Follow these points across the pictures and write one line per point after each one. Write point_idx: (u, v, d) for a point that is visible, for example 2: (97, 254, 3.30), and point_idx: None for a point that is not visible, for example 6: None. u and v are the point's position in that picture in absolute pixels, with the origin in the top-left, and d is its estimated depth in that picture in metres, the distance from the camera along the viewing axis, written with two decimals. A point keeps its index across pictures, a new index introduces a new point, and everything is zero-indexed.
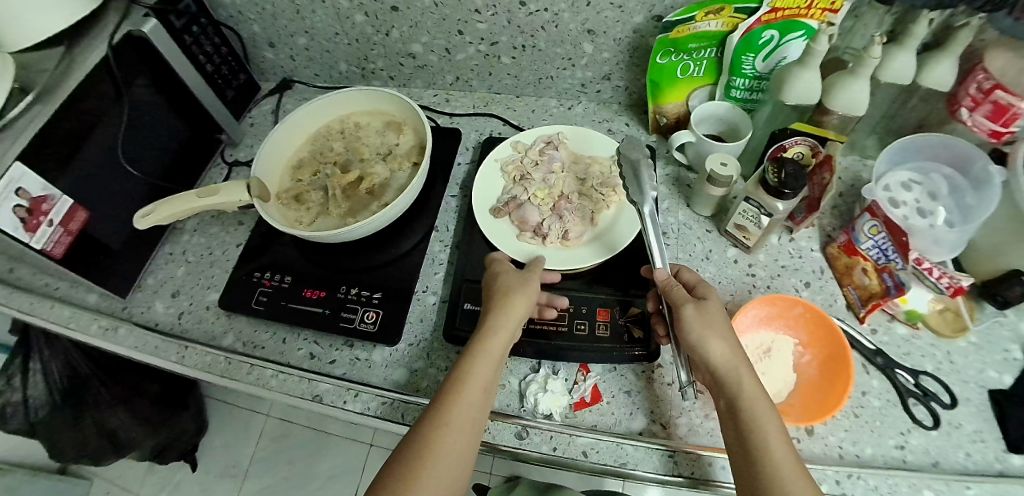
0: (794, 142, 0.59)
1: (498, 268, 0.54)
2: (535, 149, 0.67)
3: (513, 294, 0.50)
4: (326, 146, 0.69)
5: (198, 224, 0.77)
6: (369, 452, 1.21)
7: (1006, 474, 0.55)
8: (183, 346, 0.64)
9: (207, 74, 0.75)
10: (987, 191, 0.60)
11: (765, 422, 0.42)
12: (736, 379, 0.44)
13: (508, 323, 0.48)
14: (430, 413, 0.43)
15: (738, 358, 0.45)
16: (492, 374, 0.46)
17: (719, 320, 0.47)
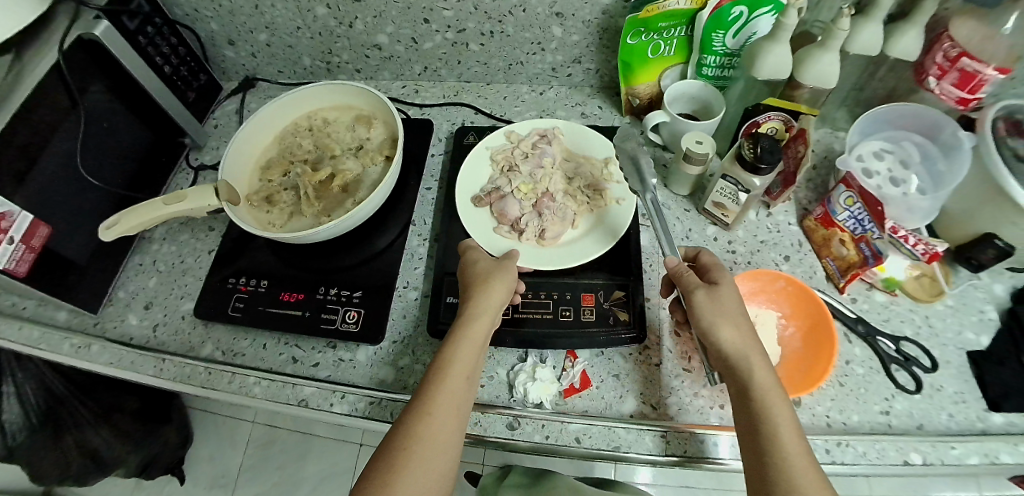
0: (767, 118, 0.59)
1: (473, 257, 0.54)
2: (527, 141, 0.66)
3: (491, 282, 0.50)
4: (294, 144, 0.67)
5: (167, 232, 0.75)
6: (359, 451, 1.20)
7: (988, 432, 0.56)
8: (160, 359, 0.62)
9: (166, 76, 0.72)
10: (956, 157, 0.61)
11: (774, 410, 0.42)
12: (747, 365, 0.44)
13: (486, 308, 0.49)
14: (417, 404, 0.43)
15: (752, 346, 0.45)
16: (475, 355, 0.47)
17: (732, 307, 0.47)
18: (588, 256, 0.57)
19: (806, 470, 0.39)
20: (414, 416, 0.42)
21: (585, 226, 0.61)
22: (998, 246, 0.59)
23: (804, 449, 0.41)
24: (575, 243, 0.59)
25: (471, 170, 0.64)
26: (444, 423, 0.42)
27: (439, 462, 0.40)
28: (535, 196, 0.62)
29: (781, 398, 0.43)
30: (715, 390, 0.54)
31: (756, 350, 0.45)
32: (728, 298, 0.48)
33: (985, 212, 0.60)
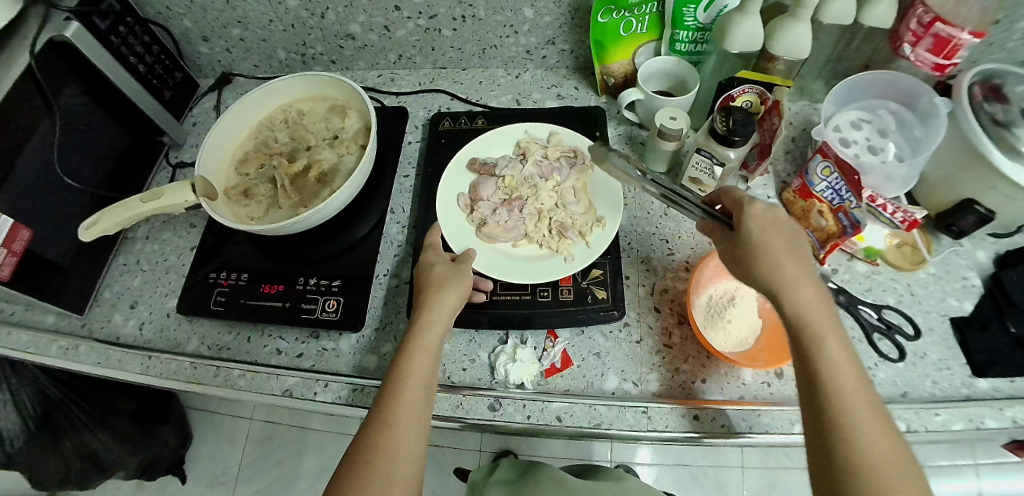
0: (742, 90, 0.58)
1: (431, 258, 0.53)
2: (561, 150, 0.62)
3: (446, 287, 0.49)
4: (270, 137, 0.67)
5: (150, 230, 0.75)
6: None
7: (973, 398, 0.57)
8: (147, 356, 0.62)
9: (141, 75, 0.72)
10: (933, 123, 0.61)
11: (830, 348, 0.40)
12: (799, 302, 0.42)
13: (438, 317, 0.48)
14: (372, 418, 0.43)
15: (802, 281, 0.43)
16: (431, 364, 0.46)
17: (777, 241, 0.44)
18: (523, 279, 0.54)
19: (865, 404, 0.38)
20: (371, 432, 0.42)
21: (533, 251, 0.58)
22: (979, 212, 0.59)
23: (861, 383, 0.40)
24: (525, 265, 0.56)
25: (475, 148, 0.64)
26: (400, 439, 0.42)
27: (404, 474, 0.41)
28: (511, 194, 0.61)
29: (836, 332, 0.41)
30: (695, 364, 0.54)
31: (807, 284, 0.43)
32: (772, 234, 0.44)
33: (965, 178, 0.59)
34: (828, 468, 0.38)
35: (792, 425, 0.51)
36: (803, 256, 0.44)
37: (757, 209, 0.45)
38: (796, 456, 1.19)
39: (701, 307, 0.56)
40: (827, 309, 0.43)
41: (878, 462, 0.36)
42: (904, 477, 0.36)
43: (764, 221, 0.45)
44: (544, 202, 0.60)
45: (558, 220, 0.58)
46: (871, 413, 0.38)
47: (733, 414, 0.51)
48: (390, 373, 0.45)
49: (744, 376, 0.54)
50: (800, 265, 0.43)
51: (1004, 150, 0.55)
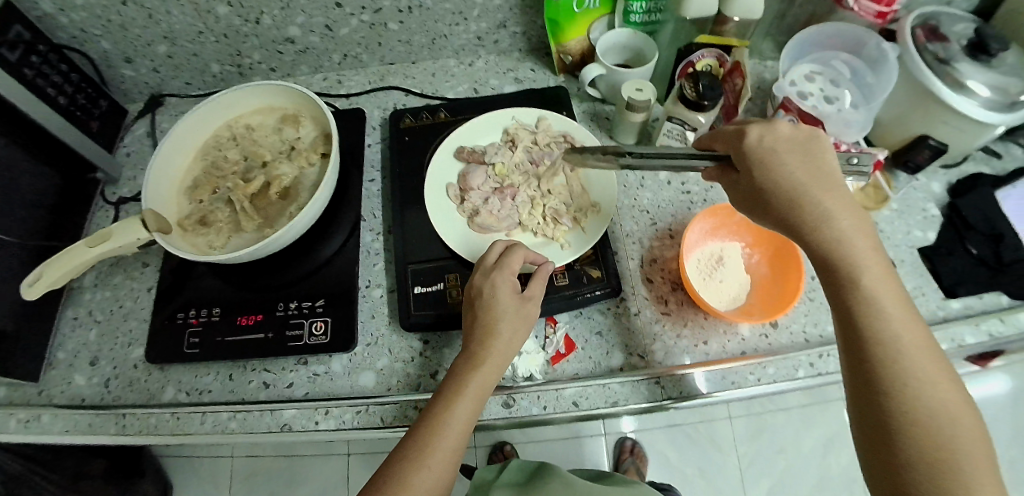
0: (702, 56, 0.58)
1: (494, 282, 0.47)
2: (551, 135, 0.58)
3: (495, 336, 0.45)
4: (219, 157, 0.62)
5: (97, 277, 0.68)
6: (347, 462, 1.23)
7: (948, 319, 0.61)
8: (120, 415, 0.57)
9: (63, 108, 0.64)
10: (883, 67, 0.63)
11: (872, 286, 0.38)
12: (832, 237, 0.39)
13: (489, 371, 0.44)
14: (399, 467, 0.41)
15: (838, 211, 0.39)
16: (475, 410, 0.43)
17: (800, 171, 0.40)
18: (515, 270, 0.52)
19: (909, 336, 0.37)
20: (395, 491, 0.40)
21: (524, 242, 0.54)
22: (932, 146, 0.62)
23: (911, 319, 0.37)
24: None
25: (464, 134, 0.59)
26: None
27: None
28: (504, 182, 0.56)
29: (880, 265, 0.38)
30: (695, 329, 0.55)
31: (844, 215, 0.39)
32: (793, 163, 0.40)
33: (918, 114, 0.62)
34: (869, 408, 0.37)
35: (797, 370, 0.54)
36: (834, 184, 0.40)
37: (762, 136, 0.41)
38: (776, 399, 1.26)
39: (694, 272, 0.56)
40: (869, 238, 0.39)
41: (927, 401, 0.35)
42: (956, 412, 0.35)
43: (780, 147, 0.41)
44: (537, 189, 0.56)
45: (552, 207, 0.54)
46: (920, 351, 0.37)
47: (740, 371, 0.53)
48: (425, 417, 0.43)
49: (743, 332, 0.56)
50: (832, 194, 0.40)
51: (951, 84, 0.57)
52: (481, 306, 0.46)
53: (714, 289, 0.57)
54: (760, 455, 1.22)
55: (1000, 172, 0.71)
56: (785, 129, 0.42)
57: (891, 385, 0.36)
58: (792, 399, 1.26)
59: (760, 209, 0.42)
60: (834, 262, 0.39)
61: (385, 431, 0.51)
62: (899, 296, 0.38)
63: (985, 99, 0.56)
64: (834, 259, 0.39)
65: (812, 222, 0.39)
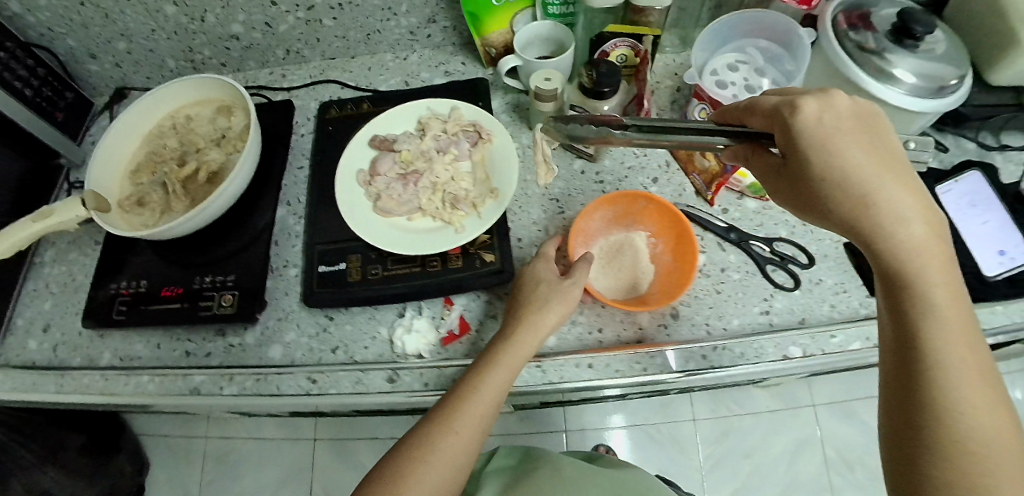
0: (614, 45, 0.60)
1: (539, 272, 0.53)
2: (457, 123, 0.60)
3: (534, 314, 0.49)
4: (159, 144, 0.66)
5: (57, 253, 0.73)
6: (314, 446, 1.28)
7: (871, 317, 0.59)
8: (59, 375, 0.62)
9: (30, 99, 0.68)
10: (801, 54, 0.63)
11: (932, 295, 0.36)
12: (902, 240, 0.36)
13: (525, 340, 0.48)
14: (424, 431, 0.45)
15: (911, 211, 0.36)
16: (501, 389, 0.47)
17: (872, 161, 0.37)
18: (410, 252, 0.54)
19: (956, 346, 0.35)
20: (415, 450, 0.45)
21: (424, 223, 0.57)
22: None
23: (968, 333, 0.35)
24: (418, 238, 0.56)
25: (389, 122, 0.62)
26: (439, 463, 0.44)
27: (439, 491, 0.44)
28: (409, 168, 0.59)
29: (947, 276, 0.36)
30: (591, 315, 0.57)
31: (917, 215, 0.36)
32: (862, 152, 0.37)
33: None
34: (905, 418, 0.36)
35: (687, 362, 0.54)
36: (910, 180, 0.37)
37: (822, 113, 0.37)
38: (744, 402, 1.25)
39: (590, 262, 0.59)
40: (940, 244, 0.36)
41: (972, 421, 0.33)
42: (1003, 436, 0.34)
43: (846, 131, 0.37)
44: (440, 175, 0.58)
45: (451, 193, 0.57)
46: (970, 367, 0.35)
47: (627, 359, 0.53)
48: (456, 389, 0.47)
49: (640, 321, 0.57)
50: (909, 190, 0.36)
51: (873, 75, 0.57)
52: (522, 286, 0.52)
53: (613, 277, 0.59)
54: (724, 457, 1.21)
55: (945, 165, 0.70)
56: (848, 106, 0.38)
57: (937, 401, 0.34)
58: (760, 402, 1.24)
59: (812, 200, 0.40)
60: (896, 268, 0.36)
61: (280, 399, 0.53)
62: (960, 306, 0.36)
63: (911, 85, 0.56)
64: (895, 265, 0.36)
65: (882, 218, 0.36)
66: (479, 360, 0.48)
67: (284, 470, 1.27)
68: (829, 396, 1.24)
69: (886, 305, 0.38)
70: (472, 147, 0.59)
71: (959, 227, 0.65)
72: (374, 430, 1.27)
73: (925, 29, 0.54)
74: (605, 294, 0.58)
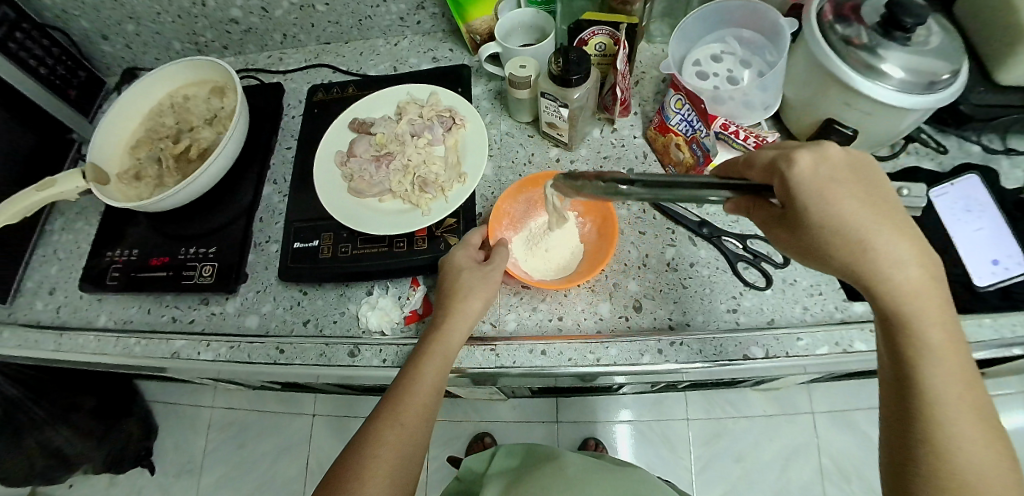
0: (591, 33, 0.61)
1: (457, 262, 0.53)
2: (434, 108, 0.61)
3: (460, 299, 0.51)
4: (157, 122, 0.70)
5: (65, 222, 0.76)
6: (313, 422, 1.32)
7: (848, 322, 0.58)
8: (59, 333, 0.66)
9: (44, 77, 0.72)
10: (782, 43, 0.63)
11: (928, 339, 0.35)
12: (901, 287, 0.35)
13: (456, 327, 0.50)
14: (373, 425, 0.48)
15: (909, 255, 0.35)
16: (440, 376, 0.49)
17: (866, 209, 0.36)
18: (377, 231, 0.55)
19: (952, 391, 0.35)
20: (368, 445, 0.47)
21: (395, 203, 0.59)
22: (840, 132, 0.61)
23: (964, 372, 0.35)
24: (388, 218, 0.57)
25: (371, 104, 0.64)
26: (389, 457, 0.46)
27: (401, 481, 0.46)
28: (383, 151, 0.61)
29: (944, 317, 0.36)
30: (552, 303, 0.58)
31: (914, 259, 0.35)
32: (855, 199, 0.36)
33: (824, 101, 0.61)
34: (902, 458, 0.36)
35: (642, 355, 0.54)
36: (905, 223, 0.36)
37: (816, 163, 0.37)
38: (739, 404, 1.24)
39: (518, 245, 0.59)
40: (937, 285, 0.36)
41: (967, 459, 0.34)
42: (998, 471, 0.34)
43: (838, 178, 0.37)
44: (413, 157, 0.60)
45: (421, 175, 0.58)
46: (967, 406, 0.35)
47: (580, 348, 0.54)
48: (397, 384, 0.49)
49: (601, 311, 0.58)
50: (905, 235, 0.35)
51: (859, 69, 0.55)
52: (445, 278, 0.53)
53: (541, 259, 0.59)
54: (714, 458, 1.20)
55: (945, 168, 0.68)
56: (839, 155, 0.37)
57: (931, 442, 0.35)
58: (756, 406, 1.23)
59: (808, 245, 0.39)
60: (892, 315, 0.36)
61: (251, 367, 0.56)
62: (955, 344, 0.36)
63: (899, 81, 0.54)
64: (892, 311, 0.36)
65: (880, 268, 0.35)
66: (416, 351, 0.50)
67: (282, 442, 1.32)
68: (828, 403, 1.22)
69: (886, 350, 0.38)
70: (446, 132, 0.61)
71: (953, 234, 0.63)
72: (369, 410, 1.31)
73: (915, 21, 0.51)
74: (533, 274, 0.57)
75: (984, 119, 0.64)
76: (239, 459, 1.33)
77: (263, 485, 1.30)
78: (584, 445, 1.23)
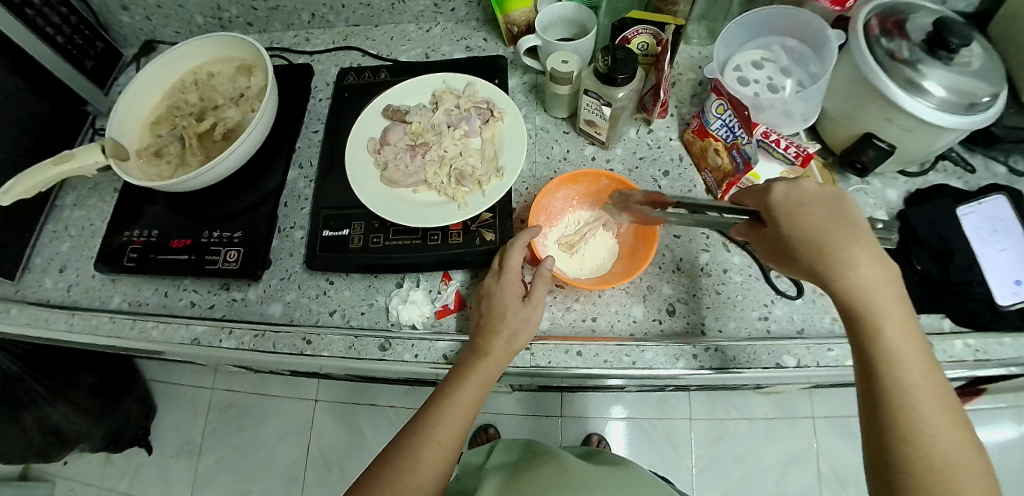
0: (635, 31, 0.59)
1: (495, 285, 0.52)
2: (471, 100, 0.60)
3: (499, 334, 0.49)
4: (180, 99, 0.67)
5: (77, 198, 0.72)
6: (314, 408, 1.31)
7: None
8: (69, 314, 0.63)
9: (61, 46, 0.68)
10: (827, 54, 0.61)
11: (889, 335, 0.38)
12: (855, 284, 0.39)
13: (494, 360, 0.49)
14: (407, 437, 0.48)
15: (861, 256, 0.39)
16: (476, 400, 0.49)
17: (824, 220, 0.41)
18: (412, 223, 0.54)
19: (927, 403, 0.36)
20: (400, 450, 0.48)
21: (427, 196, 0.57)
22: (879, 146, 0.60)
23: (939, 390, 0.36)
24: (421, 209, 0.56)
25: (406, 91, 0.63)
26: (423, 468, 0.46)
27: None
28: (418, 140, 0.59)
29: (901, 313, 0.38)
30: (586, 304, 0.57)
31: (867, 260, 0.39)
32: (815, 214, 0.41)
33: (864, 113, 0.60)
34: (879, 454, 0.36)
35: (677, 360, 0.54)
36: (859, 231, 0.40)
37: (789, 192, 0.43)
38: (742, 406, 1.24)
39: (553, 246, 0.59)
40: (893, 286, 0.39)
41: (936, 451, 0.34)
42: (972, 469, 0.34)
43: (807, 203, 0.42)
44: (448, 149, 0.58)
45: (457, 169, 0.57)
46: (935, 401, 0.36)
47: (616, 351, 0.54)
48: (435, 397, 0.50)
49: (635, 314, 0.57)
50: (858, 240, 0.40)
51: (902, 84, 0.54)
52: (485, 305, 0.51)
53: (577, 258, 0.60)
54: (714, 459, 1.21)
55: (972, 188, 0.67)
56: (811, 187, 0.43)
57: (903, 434, 0.35)
58: (758, 409, 1.23)
59: (786, 257, 0.43)
60: (852, 310, 0.39)
61: (275, 357, 0.55)
62: (917, 343, 0.38)
63: (940, 100, 0.53)
64: (853, 307, 0.39)
65: (838, 268, 0.39)
66: (454, 370, 0.50)
67: (282, 426, 1.31)
68: (829, 410, 1.22)
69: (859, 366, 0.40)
70: (483, 124, 0.59)
71: (980, 256, 0.61)
72: (373, 398, 1.30)
73: (961, 42, 0.51)
74: (568, 273, 0.58)
75: (1014, 140, 0.64)
76: (238, 443, 1.31)
77: (262, 470, 1.28)
78: (586, 441, 1.23)
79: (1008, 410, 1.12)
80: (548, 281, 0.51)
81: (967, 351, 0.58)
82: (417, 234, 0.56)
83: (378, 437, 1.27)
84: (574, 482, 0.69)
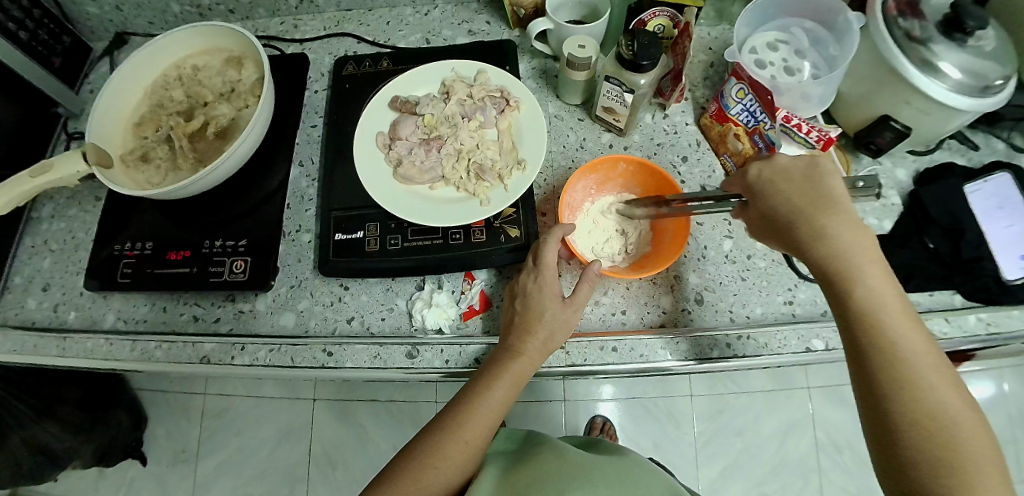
0: (652, 14, 0.56)
1: (528, 283, 0.50)
2: (485, 87, 0.58)
3: (536, 330, 0.48)
4: (165, 96, 0.62)
5: (55, 208, 0.66)
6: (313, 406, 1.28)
7: None
8: (61, 338, 0.57)
9: (25, 43, 0.62)
10: (847, 40, 0.58)
11: (870, 302, 0.37)
12: (835, 248, 0.38)
13: (530, 360, 0.47)
14: (434, 435, 0.46)
15: (840, 226, 0.38)
16: (513, 395, 0.47)
17: (799, 192, 0.40)
18: (433, 223, 0.52)
19: (919, 361, 0.35)
20: (427, 449, 0.45)
21: (444, 194, 0.55)
22: (895, 128, 0.57)
23: (926, 350, 0.36)
24: (440, 207, 0.54)
25: (411, 82, 0.60)
26: (447, 467, 0.44)
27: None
28: (432, 134, 0.57)
29: (881, 276, 0.38)
30: (615, 297, 0.56)
31: (841, 225, 0.38)
32: (792, 192, 0.40)
33: (881, 94, 0.57)
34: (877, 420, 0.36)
35: (711, 350, 0.53)
36: (835, 203, 0.39)
37: (762, 171, 0.42)
38: (740, 381, 1.24)
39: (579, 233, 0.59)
40: (871, 250, 0.38)
41: (934, 413, 0.34)
42: (970, 428, 0.34)
43: (783, 177, 0.41)
44: (465, 142, 0.57)
45: (476, 163, 0.55)
46: (927, 364, 0.35)
47: (652, 345, 0.53)
48: (464, 393, 0.47)
49: (663, 305, 0.56)
50: (834, 209, 0.39)
51: (918, 65, 0.52)
52: (519, 303, 0.50)
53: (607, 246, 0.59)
54: (717, 433, 1.21)
55: (975, 165, 0.65)
56: (785, 162, 0.42)
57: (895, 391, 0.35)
58: (755, 382, 1.24)
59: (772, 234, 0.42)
60: (834, 274, 0.38)
61: (295, 371, 0.52)
62: (901, 310, 0.37)
63: (955, 82, 0.51)
64: (833, 273, 0.38)
65: (811, 237, 0.39)
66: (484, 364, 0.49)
67: (280, 428, 1.28)
68: (823, 379, 1.24)
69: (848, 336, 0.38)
70: (499, 114, 0.57)
71: (986, 230, 0.59)
72: (372, 393, 1.27)
73: (977, 25, 0.48)
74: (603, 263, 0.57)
75: (1016, 117, 0.63)
76: (236, 447, 1.28)
77: (264, 474, 1.25)
78: (590, 424, 1.22)
79: (989, 371, 1.16)
80: (594, 281, 0.50)
81: (980, 326, 0.55)
82: (436, 235, 0.54)
83: (382, 432, 1.25)
84: (571, 467, 0.50)
